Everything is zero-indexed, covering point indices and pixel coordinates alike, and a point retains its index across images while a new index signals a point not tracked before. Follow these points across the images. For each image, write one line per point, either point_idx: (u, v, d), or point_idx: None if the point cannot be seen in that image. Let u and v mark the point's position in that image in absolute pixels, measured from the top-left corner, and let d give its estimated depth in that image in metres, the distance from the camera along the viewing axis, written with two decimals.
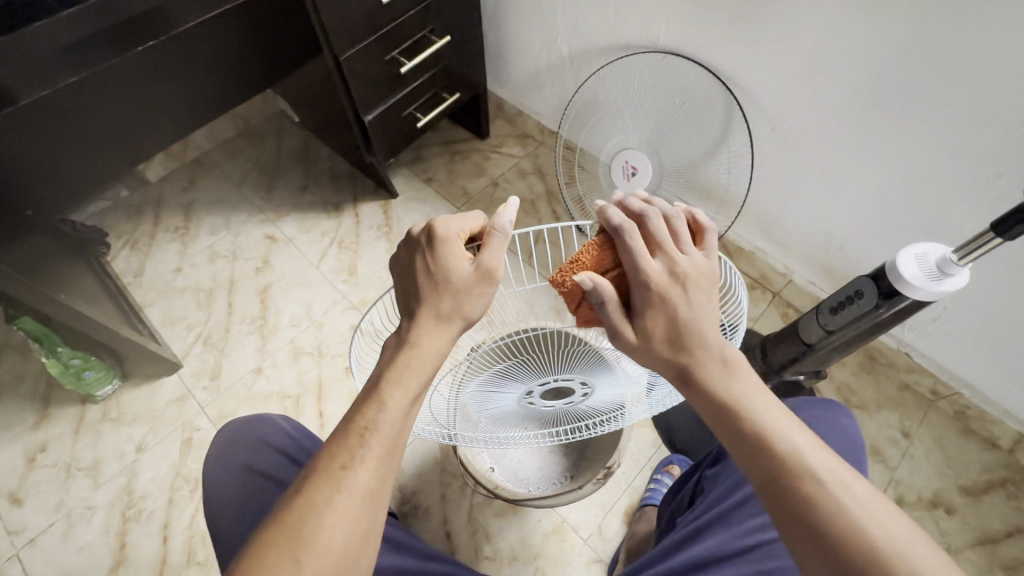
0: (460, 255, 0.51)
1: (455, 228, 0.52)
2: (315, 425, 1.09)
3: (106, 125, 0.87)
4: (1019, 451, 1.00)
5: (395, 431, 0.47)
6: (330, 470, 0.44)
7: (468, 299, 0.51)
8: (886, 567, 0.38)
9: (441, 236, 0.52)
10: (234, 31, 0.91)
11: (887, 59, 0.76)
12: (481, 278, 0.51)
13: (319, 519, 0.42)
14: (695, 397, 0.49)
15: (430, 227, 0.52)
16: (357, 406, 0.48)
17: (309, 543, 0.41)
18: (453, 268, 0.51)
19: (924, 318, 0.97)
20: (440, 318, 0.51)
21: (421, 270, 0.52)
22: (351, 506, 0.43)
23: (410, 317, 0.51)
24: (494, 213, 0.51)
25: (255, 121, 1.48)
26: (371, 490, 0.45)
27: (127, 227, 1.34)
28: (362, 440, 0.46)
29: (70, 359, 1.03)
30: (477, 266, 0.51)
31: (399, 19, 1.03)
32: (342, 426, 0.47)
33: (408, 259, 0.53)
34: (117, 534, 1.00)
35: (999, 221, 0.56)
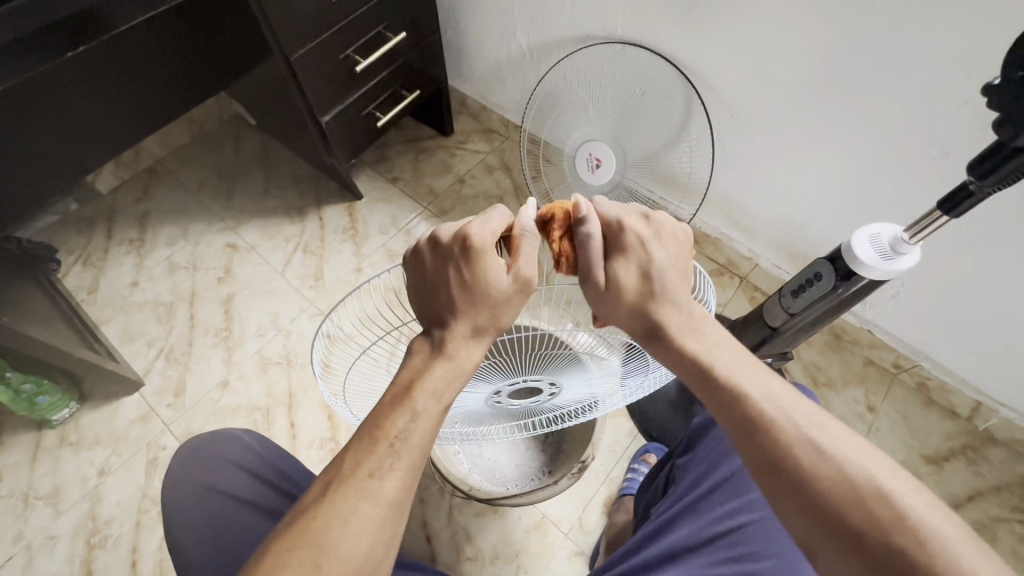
0: (497, 264, 0.47)
1: (489, 231, 0.48)
2: (287, 436, 1.07)
3: (46, 137, 0.83)
4: (976, 419, 1.05)
5: (424, 443, 0.45)
6: (358, 477, 0.42)
7: (505, 313, 0.49)
8: (858, 506, 0.40)
9: (477, 243, 0.47)
10: (177, 32, 0.87)
11: (838, 44, 0.76)
12: (519, 290, 0.48)
13: (345, 526, 0.41)
14: (662, 353, 0.50)
15: (464, 236, 0.48)
16: (386, 412, 0.45)
17: (333, 549, 0.40)
18: (491, 281, 0.47)
19: (883, 295, 1.00)
20: (475, 332, 0.48)
21: (455, 281, 0.48)
22: (376, 514, 0.42)
23: (443, 327, 0.48)
24: (518, 212, 0.50)
25: (210, 126, 1.43)
26: (396, 499, 0.43)
27: (78, 242, 1.28)
28: (391, 449, 0.43)
29: (22, 385, 0.97)
30: (515, 277, 0.48)
31: (351, 17, 1.00)
32: (370, 427, 0.45)
33: (439, 267, 0.49)
34: (83, 562, 0.96)
35: (945, 200, 0.57)
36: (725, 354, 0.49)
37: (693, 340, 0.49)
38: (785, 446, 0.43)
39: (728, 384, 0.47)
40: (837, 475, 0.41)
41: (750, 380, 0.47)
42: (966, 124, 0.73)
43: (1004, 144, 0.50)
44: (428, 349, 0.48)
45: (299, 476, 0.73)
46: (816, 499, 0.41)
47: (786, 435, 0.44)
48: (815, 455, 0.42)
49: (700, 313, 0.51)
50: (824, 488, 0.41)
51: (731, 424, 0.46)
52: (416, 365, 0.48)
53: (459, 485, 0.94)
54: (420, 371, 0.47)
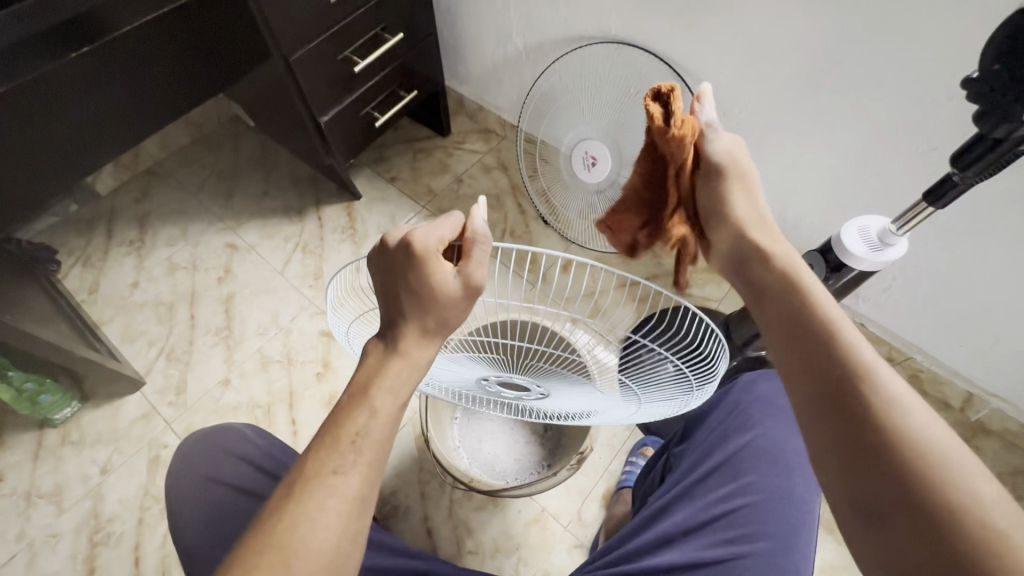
0: (443, 269, 0.47)
1: (435, 238, 0.48)
2: (287, 433, 1.08)
3: (50, 139, 0.84)
4: (969, 410, 1.07)
5: (383, 439, 0.46)
6: (320, 475, 0.43)
7: (451, 313, 0.48)
8: (907, 452, 0.36)
9: (418, 251, 0.47)
10: (178, 35, 0.88)
11: (827, 42, 0.78)
12: (468, 295, 0.47)
13: (310, 524, 0.42)
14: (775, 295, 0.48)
15: (408, 242, 0.48)
16: (340, 415, 0.46)
17: (300, 549, 0.41)
18: (436, 285, 0.46)
19: (875, 288, 1.01)
20: (425, 333, 0.49)
21: (404, 290, 0.48)
22: (342, 509, 0.43)
23: (394, 328, 0.49)
24: (470, 217, 0.47)
25: (209, 127, 1.44)
26: (360, 494, 0.44)
27: (78, 243, 1.29)
28: (353, 447, 0.45)
29: (24, 383, 0.98)
30: (462, 280, 0.47)
31: (349, 18, 1.02)
32: (328, 431, 0.46)
33: (389, 275, 0.49)
34: (86, 559, 0.97)
35: (931, 191, 0.59)
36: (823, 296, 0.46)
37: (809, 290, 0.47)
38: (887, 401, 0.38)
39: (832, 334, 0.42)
40: (932, 448, 0.36)
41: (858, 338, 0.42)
42: (950, 120, 0.76)
43: (982, 138, 0.52)
44: (381, 349, 0.49)
45: None
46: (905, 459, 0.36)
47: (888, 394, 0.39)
48: (912, 421, 0.37)
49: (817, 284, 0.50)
50: (917, 451, 0.36)
51: (831, 359, 0.41)
52: (369, 365, 0.49)
53: (459, 476, 0.90)
54: (375, 371, 0.48)
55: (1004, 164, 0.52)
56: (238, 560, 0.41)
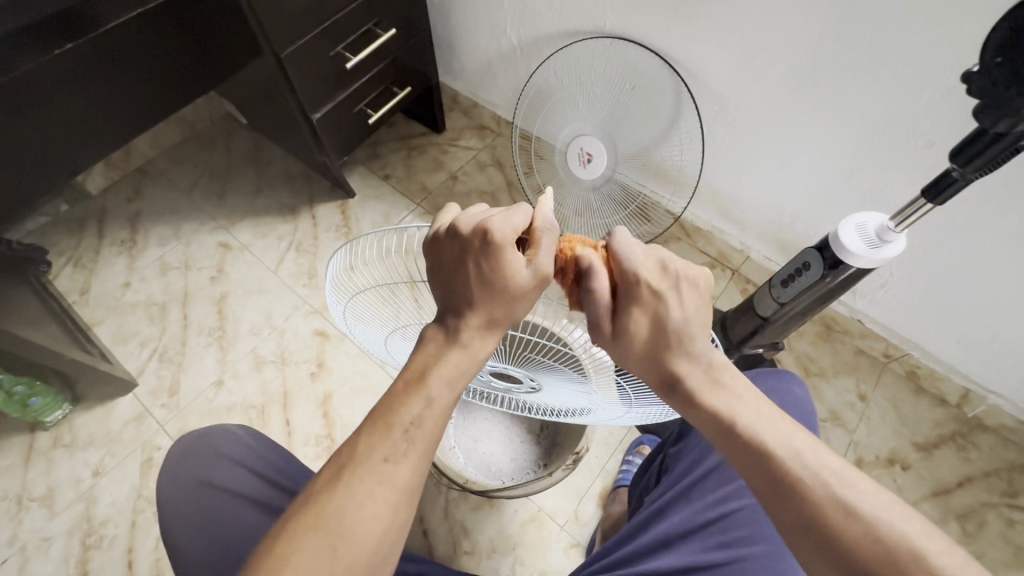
0: (516, 259, 0.46)
1: (511, 227, 0.46)
2: (282, 434, 1.07)
3: (37, 136, 0.82)
4: (965, 406, 1.06)
5: (437, 427, 0.45)
6: (371, 460, 0.43)
7: (521, 305, 0.48)
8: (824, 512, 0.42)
9: (496, 240, 0.45)
10: (163, 27, 0.86)
11: (824, 36, 0.77)
12: (536, 285, 0.47)
13: (360, 511, 0.41)
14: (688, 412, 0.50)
15: (484, 230, 0.46)
16: (396, 398, 0.45)
17: (348, 535, 0.40)
18: (512, 276, 0.46)
19: (872, 284, 1.01)
20: (490, 325, 0.48)
21: (474, 276, 0.47)
22: (389, 497, 0.42)
23: (458, 317, 0.48)
24: (538, 206, 0.47)
25: (201, 125, 1.42)
26: (410, 485, 0.43)
27: (69, 243, 1.27)
28: (406, 435, 0.44)
29: (14, 386, 0.97)
30: (534, 272, 0.46)
31: (340, 14, 1.00)
32: (383, 415, 0.45)
33: (459, 260, 0.48)
34: (78, 563, 0.96)
35: (929, 187, 0.59)
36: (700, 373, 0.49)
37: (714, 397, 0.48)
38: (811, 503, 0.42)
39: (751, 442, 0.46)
40: (869, 542, 0.40)
41: (775, 433, 0.46)
42: (948, 114, 0.75)
43: (985, 130, 0.51)
44: (441, 336, 0.48)
45: (295, 471, 0.73)
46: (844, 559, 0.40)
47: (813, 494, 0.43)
48: (853, 513, 0.41)
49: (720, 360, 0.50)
50: (855, 552, 0.40)
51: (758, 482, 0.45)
52: (428, 352, 0.48)
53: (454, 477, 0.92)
54: (434, 358, 0.47)
55: (1005, 159, 0.52)
56: (264, 550, 0.39)
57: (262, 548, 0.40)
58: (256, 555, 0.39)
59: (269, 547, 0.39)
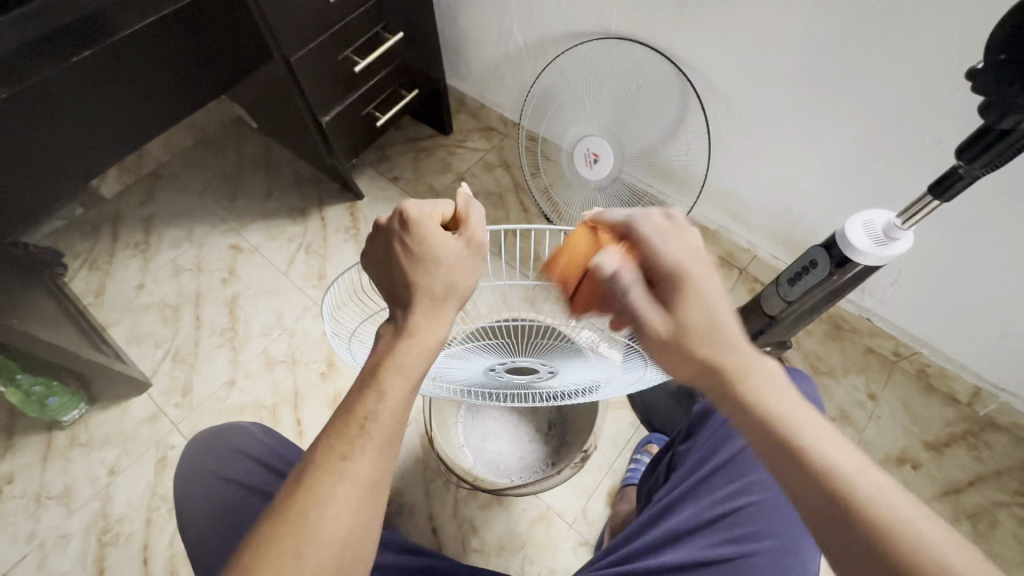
0: (441, 234, 0.49)
1: (428, 209, 0.50)
2: (293, 433, 1.08)
3: (53, 146, 0.83)
4: (976, 405, 1.06)
5: (394, 419, 0.45)
6: (331, 461, 0.42)
7: (460, 277, 0.50)
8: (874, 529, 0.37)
9: (414, 218, 0.49)
10: (177, 36, 0.87)
11: (829, 35, 0.78)
12: (473, 253, 0.50)
13: (323, 511, 0.40)
14: (724, 405, 0.45)
15: (402, 214, 0.49)
16: (351, 397, 0.46)
17: (313, 536, 0.39)
18: (442, 250, 0.49)
19: (881, 282, 1.00)
20: (434, 303, 0.49)
21: (402, 255, 0.49)
22: (353, 496, 0.41)
23: (404, 308, 0.49)
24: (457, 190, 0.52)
25: (212, 129, 1.44)
26: (373, 480, 0.43)
27: (84, 246, 1.30)
28: (362, 430, 0.44)
29: (32, 385, 0.99)
30: (466, 241, 0.50)
31: (349, 18, 1.02)
32: (340, 416, 0.45)
33: (387, 249, 0.51)
34: (95, 559, 0.98)
35: (936, 183, 0.58)
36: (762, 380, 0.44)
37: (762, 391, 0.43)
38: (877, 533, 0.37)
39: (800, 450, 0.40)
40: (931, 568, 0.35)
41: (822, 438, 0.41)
42: (953, 111, 0.75)
43: (990, 127, 0.52)
44: (391, 332, 0.49)
45: None
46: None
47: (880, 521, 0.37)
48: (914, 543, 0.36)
49: (766, 362, 0.45)
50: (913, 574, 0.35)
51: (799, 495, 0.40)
52: (380, 348, 0.48)
53: (461, 474, 0.92)
54: (386, 352, 0.48)
55: (1012, 155, 0.52)
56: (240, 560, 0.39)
57: (229, 564, 0.39)
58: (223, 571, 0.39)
59: (235, 562, 0.39)
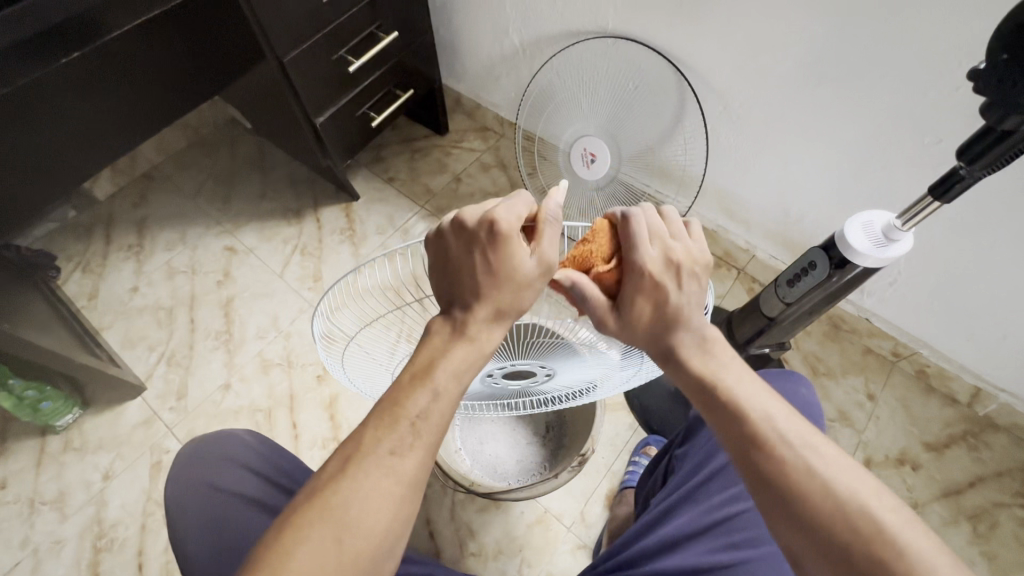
0: (522, 249, 0.48)
1: (515, 216, 0.48)
2: (289, 437, 1.07)
3: (43, 149, 0.82)
4: (976, 405, 1.05)
5: (442, 421, 0.45)
6: (376, 453, 0.43)
7: (525, 296, 0.50)
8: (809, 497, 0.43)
9: (504, 230, 0.47)
10: (168, 36, 0.85)
11: (827, 34, 0.77)
12: (542, 273, 0.49)
13: (365, 502, 0.41)
14: (677, 376, 0.52)
15: (490, 221, 0.47)
16: (401, 391, 0.46)
17: (353, 527, 0.40)
18: (519, 267, 0.48)
19: (880, 283, 1.00)
20: (494, 316, 0.49)
21: (480, 265, 0.48)
22: (394, 491, 0.42)
23: (466, 309, 0.49)
24: (545, 199, 0.49)
25: (206, 130, 1.43)
26: (415, 478, 0.43)
27: (78, 248, 1.29)
28: (413, 428, 0.44)
29: (25, 391, 0.98)
30: (539, 260, 0.49)
31: (343, 17, 1.01)
32: (389, 408, 0.45)
33: (463, 253, 0.49)
34: (89, 565, 0.97)
35: (936, 185, 0.58)
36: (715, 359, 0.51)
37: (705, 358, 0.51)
38: (783, 474, 0.44)
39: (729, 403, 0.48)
40: (859, 532, 0.41)
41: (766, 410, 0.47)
42: (953, 110, 0.74)
43: (991, 128, 0.51)
44: (447, 331, 0.49)
45: (302, 474, 0.73)
46: (806, 525, 0.42)
47: (782, 460, 0.44)
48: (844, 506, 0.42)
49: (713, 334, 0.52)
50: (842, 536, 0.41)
51: (724, 440, 0.48)
52: (434, 344, 0.48)
53: (460, 480, 0.95)
54: (440, 352, 0.48)
55: (1014, 156, 0.51)
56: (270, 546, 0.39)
57: (270, 541, 0.40)
58: (262, 548, 0.40)
59: (276, 540, 0.40)
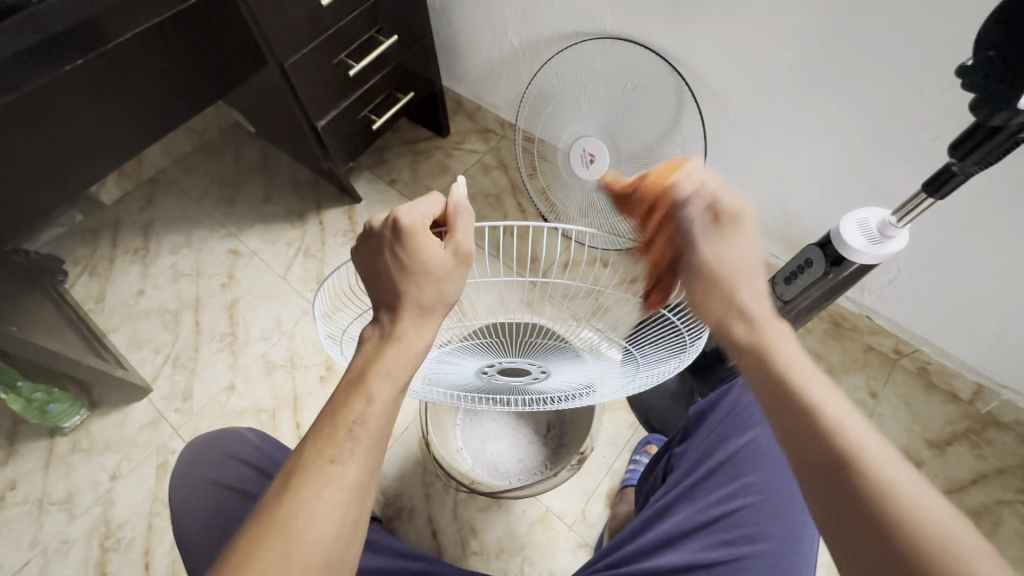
0: (430, 242, 0.48)
1: (418, 215, 0.49)
2: (293, 437, 1.08)
3: (47, 155, 0.82)
4: (978, 402, 1.05)
5: (383, 423, 0.46)
6: (319, 463, 0.43)
7: (448, 286, 0.49)
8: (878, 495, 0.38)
9: (407, 226, 0.48)
10: (169, 41, 0.86)
11: (821, 33, 0.77)
12: (459, 263, 0.48)
13: (310, 512, 0.41)
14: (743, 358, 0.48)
15: (393, 221, 0.49)
16: (338, 401, 0.46)
17: (301, 538, 0.40)
18: (428, 257, 0.48)
19: (880, 280, 1.00)
20: (423, 311, 0.49)
21: (393, 265, 0.49)
22: (340, 499, 0.42)
23: (392, 312, 0.49)
24: (448, 192, 0.49)
25: (211, 135, 1.45)
26: (360, 484, 0.43)
27: (85, 253, 1.30)
28: (351, 434, 0.44)
29: (32, 393, 1.00)
30: (452, 249, 0.48)
31: (343, 21, 1.02)
32: (327, 419, 0.45)
33: (377, 255, 0.50)
34: (97, 564, 0.99)
35: (930, 180, 0.58)
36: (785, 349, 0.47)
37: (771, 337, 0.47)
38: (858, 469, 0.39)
39: (799, 398, 0.43)
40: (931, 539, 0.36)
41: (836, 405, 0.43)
42: (948, 107, 0.74)
43: (982, 124, 0.51)
44: (377, 336, 0.49)
45: None
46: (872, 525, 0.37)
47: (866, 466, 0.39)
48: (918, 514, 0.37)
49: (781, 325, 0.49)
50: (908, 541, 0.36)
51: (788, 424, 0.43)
52: (366, 353, 0.49)
53: (459, 478, 0.93)
54: (372, 358, 0.48)
55: (1006, 151, 0.51)
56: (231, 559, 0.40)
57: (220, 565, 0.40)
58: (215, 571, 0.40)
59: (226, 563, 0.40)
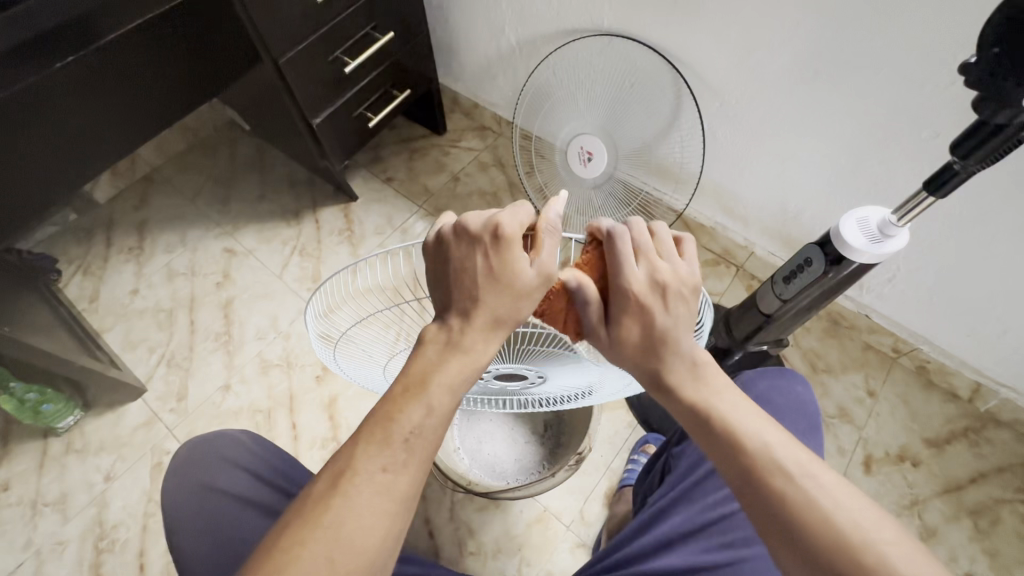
0: (523, 255, 0.47)
1: (519, 224, 0.48)
2: (289, 438, 1.08)
3: (39, 153, 0.81)
4: (977, 401, 1.05)
5: (436, 435, 0.45)
6: (368, 470, 0.42)
7: (524, 305, 0.48)
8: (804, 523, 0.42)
9: (506, 235, 0.47)
10: (162, 37, 0.85)
11: (821, 30, 0.77)
12: (542, 282, 0.48)
13: (359, 520, 0.41)
14: (666, 399, 0.51)
15: (494, 226, 0.47)
16: (395, 405, 0.45)
17: (345, 545, 0.40)
18: (517, 273, 0.47)
19: (879, 279, 0.99)
20: (494, 327, 0.48)
21: (481, 270, 0.48)
22: (386, 507, 0.42)
23: (462, 316, 0.48)
24: (547, 207, 0.48)
25: (205, 132, 1.43)
26: (408, 493, 0.43)
27: (78, 252, 1.29)
28: (404, 444, 0.43)
29: (26, 394, 1.00)
30: (539, 269, 0.48)
31: (339, 18, 1.01)
32: (380, 424, 0.44)
33: (464, 256, 0.49)
34: (92, 565, 0.98)
35: (931, 178, 0.57)
36: (709, 385, 0.50)
37: (709, 395, 0.49)
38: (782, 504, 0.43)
39: (724, 437, 0.47)
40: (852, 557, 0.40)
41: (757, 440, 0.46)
42: (949, 105, 0.74)
43: (984, 122, 0.50)
44: (440, 341, 0.48)
45: (298, 474, 0.73)
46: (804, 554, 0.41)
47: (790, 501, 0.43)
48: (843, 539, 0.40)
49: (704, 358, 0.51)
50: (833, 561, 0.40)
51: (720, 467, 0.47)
52: (426, 359, 0.47)
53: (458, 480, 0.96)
54: (433, 365, 0.46)
55: (1009, 150, 0.50)
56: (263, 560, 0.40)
57: (260, 561, 0.40)
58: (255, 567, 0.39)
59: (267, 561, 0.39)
